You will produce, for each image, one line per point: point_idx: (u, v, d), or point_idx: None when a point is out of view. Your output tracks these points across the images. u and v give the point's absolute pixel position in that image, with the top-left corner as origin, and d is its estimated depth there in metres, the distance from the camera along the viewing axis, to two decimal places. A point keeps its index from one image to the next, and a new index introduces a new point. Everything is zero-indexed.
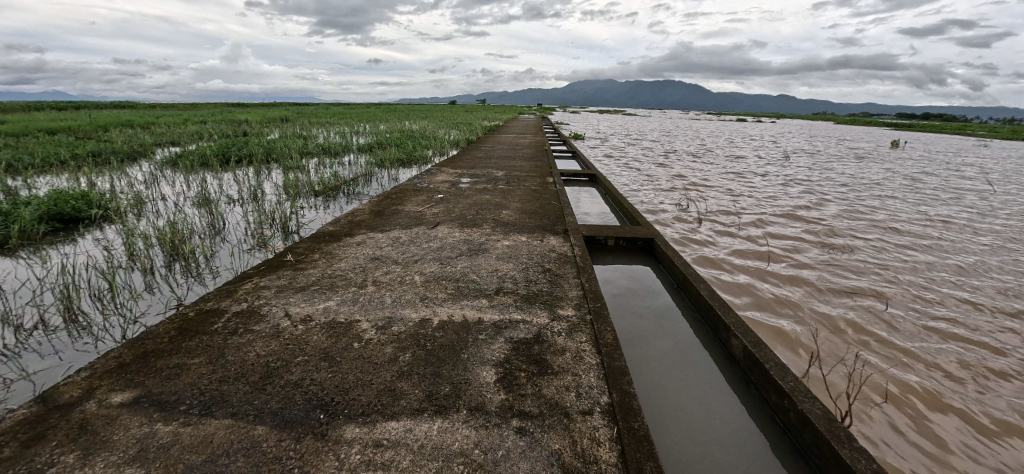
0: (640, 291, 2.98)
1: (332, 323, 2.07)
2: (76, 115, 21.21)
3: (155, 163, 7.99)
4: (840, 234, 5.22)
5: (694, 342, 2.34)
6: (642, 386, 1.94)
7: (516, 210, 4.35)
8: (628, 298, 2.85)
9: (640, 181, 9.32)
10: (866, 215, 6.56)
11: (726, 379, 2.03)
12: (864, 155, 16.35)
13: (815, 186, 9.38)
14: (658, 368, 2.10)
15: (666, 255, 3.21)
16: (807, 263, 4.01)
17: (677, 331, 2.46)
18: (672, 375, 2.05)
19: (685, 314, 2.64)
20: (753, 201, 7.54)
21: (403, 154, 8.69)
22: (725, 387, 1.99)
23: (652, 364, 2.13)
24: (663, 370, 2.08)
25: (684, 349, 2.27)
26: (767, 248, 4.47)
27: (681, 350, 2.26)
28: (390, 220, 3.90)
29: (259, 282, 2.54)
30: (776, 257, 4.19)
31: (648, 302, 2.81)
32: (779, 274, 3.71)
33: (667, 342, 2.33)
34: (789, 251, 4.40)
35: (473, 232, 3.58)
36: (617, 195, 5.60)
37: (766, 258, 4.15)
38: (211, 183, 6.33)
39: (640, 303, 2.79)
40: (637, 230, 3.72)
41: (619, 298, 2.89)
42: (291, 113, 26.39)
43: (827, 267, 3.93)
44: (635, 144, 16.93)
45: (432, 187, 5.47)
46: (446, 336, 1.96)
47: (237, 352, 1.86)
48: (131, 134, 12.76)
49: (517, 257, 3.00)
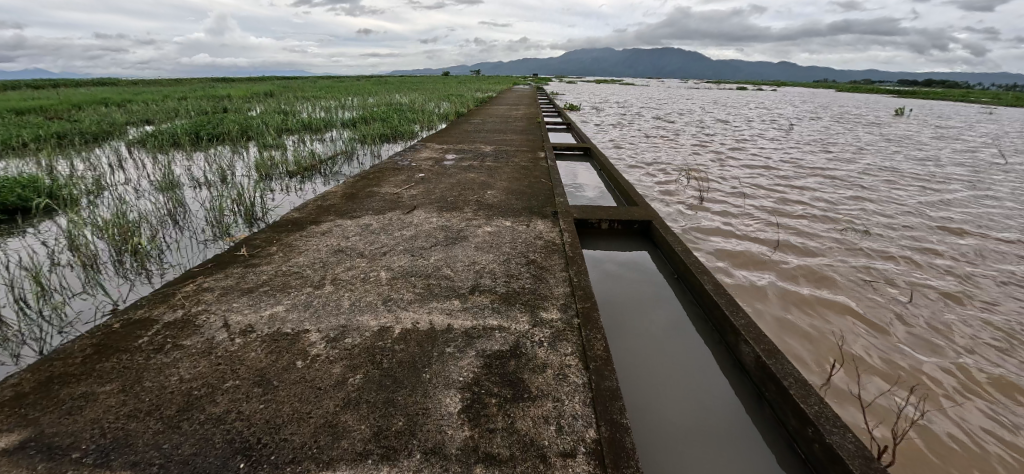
0: (635, 279, 2.71)
1: (276, 336, 1.77)
2: (52, 93, 20.45)
3: (123, 144, 7.52)
4: (851, 208, 4.86)
5: (694, 342, 2.08)
6: (635, 396, 1.70)
7: (501, 190, 3.99)
8: (621, 288, 2.60)
9: (637, 154, 8.89)
10: (874, 186, 6.24)
11: (733, 388, 1.78)
12: (870, 124, 15.75)
13: (820, 157, 8.95)
14: (652, 373, 1.85)
15: (664, 239, 2.93)
16: (820, 242, 3.68)
17: (675, 327, 2.21)
18: (667, 381, 1.80)
19: (685, 309, 2.36)
20: (755, 172, 7.18)
21: (387, 129, 8.18)
22: (731, 396, 1.74)
23: (646, 367, 1.88)
24: (659, 374, 1.84)
25: (682, 348, 2.03)
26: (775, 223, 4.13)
27: (679, 352, 2.00)
28: (363, 204, 3.55)
29: (203, 283, 2.23)
30: (784, 234, 3.85)
31: (645, 292, 2.55)
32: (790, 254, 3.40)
33: (662, 342, 2.08)
34: (799, 226, 4.07)
35: (452, 217, 3.23)
36: (612, 169, 5.23)
37: (773, 235, 3.81)
38: (178, 164, 5.91)
39: (635, 293, 2.53)
40: (633, 210, 3.38)
41: (612, 287, 2.60)
42: (276, 88, 25.55)
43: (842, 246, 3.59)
44: (632, 115, 16.29)
45: (414, 165, 5.08)
46: (408, 350, 1.67)
47: (157, 376, 1.57)
48: (105, 113, 12.17)
49: (499, 246, 2.67)
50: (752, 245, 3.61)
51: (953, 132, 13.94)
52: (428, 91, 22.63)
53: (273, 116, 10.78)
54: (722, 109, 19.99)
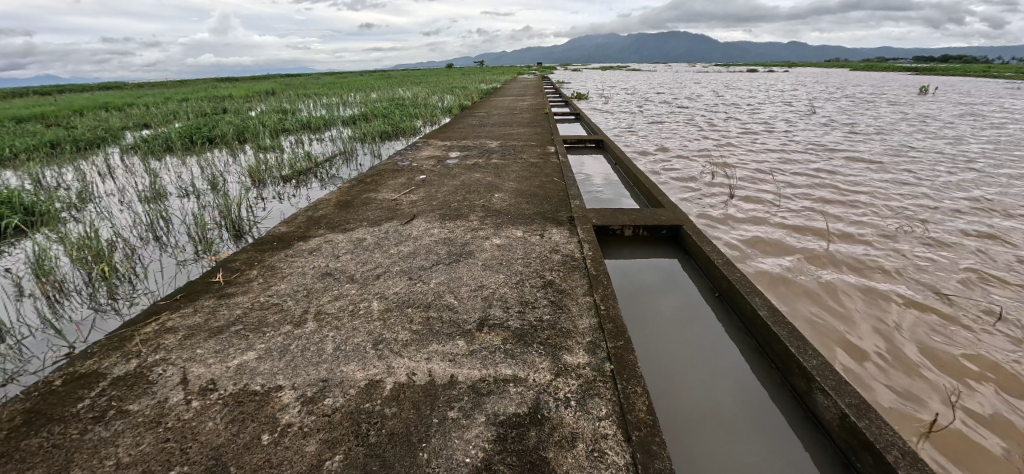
0: (665, 294, 2.34)
1: (242, 397, 1.45)
2: (61, 99, 20.55)
3: (119, 150, 7.31)
4: (899, 203, 4.38)
5: (746, 376, 1.74)
6: (684, 451, 1.38)
7: (510, 192, 3.62)
8: (650, 305, 2.24)
9: (651, 142, 8.40)
10: (915, 175, 5.73)
11: (801, 441, 1.45)
12: (895, 103, 14.97)
13: (848, 140, 8.38)
14: (700, 418, 1.52)
15: (698, 246, 2.55)
16: (874, 243, 3.23)
17: (718, 356, 1.85)
18: (720, 430, 1.48)
19: (730, 331, 2.01)
20: (782, 161, 6.68)
21: (388, 126, 7.82)
22: (801, 451, 1.41)
23: (690, 410, 1.56)
24: (709, 420, 1.51)
25: (732, 383, 1.69)
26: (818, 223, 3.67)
27: (729, 389, 1.66)
28: (358, 213, 3.21)
29: (166, 323, 1.92)
30: (831, 234, 3.40)
31: (678, 310, 2.19)
32: (839, 256, 2.97)
33: (708, 374, 1.74)
34: (847, 225, 3.62)
35: (455, 226, 2.87)
36: (629, 163, 4.81)
37: (818, 236, 3.38)
38: (170, 171, 5.65)
39: (666, 312, 2.17)
40: (660, 213, 2.98)
41: (641, 304, 2.25)
42: (280, 85, 25.36)
43: (900, 246, 3.14)
44: (642, 102, 15.68)
45: (415, 166, 4.73)
46: (401, 416, 1.33)
47: (92, 459, 1.27)
48: (105, 118, 11.99)
49: (510, 263, 2.31)
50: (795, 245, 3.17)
51: (985, 109, 13.16)
52: (431, 84, 22.23)
53: (272, 115, 10.49)
54: (736, 93, 19.23)
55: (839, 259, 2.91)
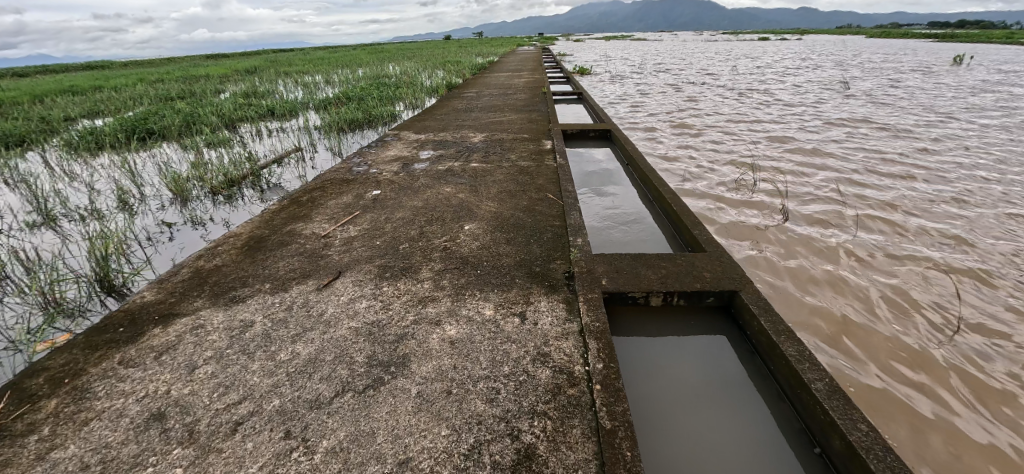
0: (715, 420, 1.46)
1: None
2: (30, 80, 19.25)
3: (46, 148, 6.30)
4: (1004, 213, 3.30)
5: None
6: None
7: (487, 220, 2.65)
8: (689, 439, 1.38)
9: (666, 119, 7.21)
10: (997, 165, 4.65)
11: None
12: (932, 73, 13.53)
13: (893, 117, 7.18)
14: None
15: (771, 341, 1.61)
16: (1006, 294, 2.24)
17: None
18: None
19: None
20: (826, 142, 5.54)
21: (359, 113, 6.74)
22: None
23: None
24: None
25: None
26: (916, 258, 2.63)
27: None
28: (267, 261, 2.27)
29: None
30: (942, 278, 2.39)
31: (740, 465, 1.32)
32: (974, 331, 1.98)
33: None
34: (955, 259, 2.58)
35: (396, 291, 1.92)
36: (644, 163, 3.77)
37: (926, 282, 2.36)
38: (86, 177, 4.69)
39: (720, 461, 1.32)
40: (703, 269, 2.01)
41: (676, 437, 1.39)
42: (265, 62, 23.80)
43: None
44: (650, 74, 14.29)
45: (372, 173, 3.74)
46: None
47: None
48: (59, 104, 10.80)
49: (466, 393, 1.37)
50: (903, 306, 2.16)
51: None
52: (423, 57, 20.63)
53: (237, 99, 9.34)
54: (753, 63, 17.67)
55: (972, 337, 1.94)
